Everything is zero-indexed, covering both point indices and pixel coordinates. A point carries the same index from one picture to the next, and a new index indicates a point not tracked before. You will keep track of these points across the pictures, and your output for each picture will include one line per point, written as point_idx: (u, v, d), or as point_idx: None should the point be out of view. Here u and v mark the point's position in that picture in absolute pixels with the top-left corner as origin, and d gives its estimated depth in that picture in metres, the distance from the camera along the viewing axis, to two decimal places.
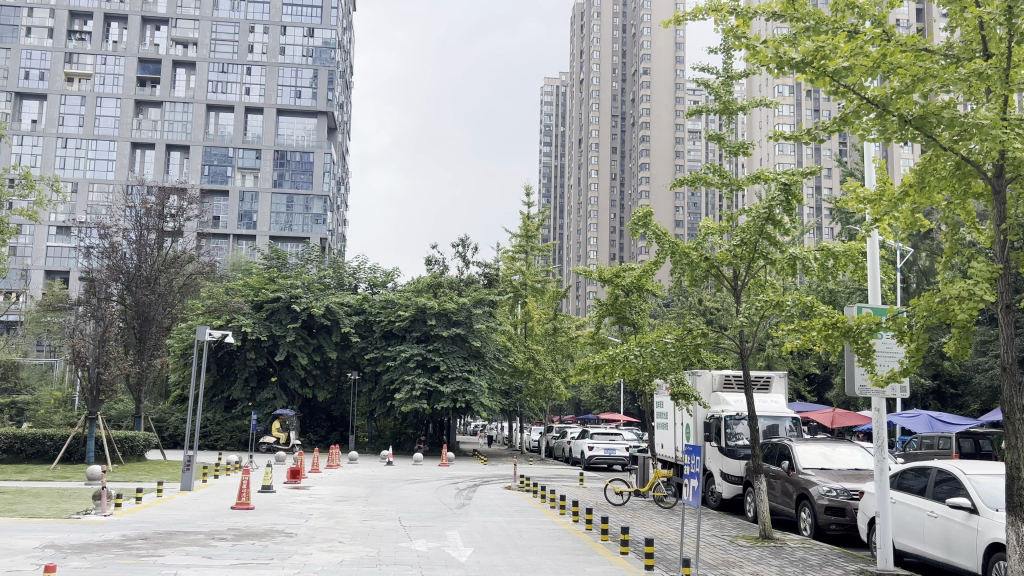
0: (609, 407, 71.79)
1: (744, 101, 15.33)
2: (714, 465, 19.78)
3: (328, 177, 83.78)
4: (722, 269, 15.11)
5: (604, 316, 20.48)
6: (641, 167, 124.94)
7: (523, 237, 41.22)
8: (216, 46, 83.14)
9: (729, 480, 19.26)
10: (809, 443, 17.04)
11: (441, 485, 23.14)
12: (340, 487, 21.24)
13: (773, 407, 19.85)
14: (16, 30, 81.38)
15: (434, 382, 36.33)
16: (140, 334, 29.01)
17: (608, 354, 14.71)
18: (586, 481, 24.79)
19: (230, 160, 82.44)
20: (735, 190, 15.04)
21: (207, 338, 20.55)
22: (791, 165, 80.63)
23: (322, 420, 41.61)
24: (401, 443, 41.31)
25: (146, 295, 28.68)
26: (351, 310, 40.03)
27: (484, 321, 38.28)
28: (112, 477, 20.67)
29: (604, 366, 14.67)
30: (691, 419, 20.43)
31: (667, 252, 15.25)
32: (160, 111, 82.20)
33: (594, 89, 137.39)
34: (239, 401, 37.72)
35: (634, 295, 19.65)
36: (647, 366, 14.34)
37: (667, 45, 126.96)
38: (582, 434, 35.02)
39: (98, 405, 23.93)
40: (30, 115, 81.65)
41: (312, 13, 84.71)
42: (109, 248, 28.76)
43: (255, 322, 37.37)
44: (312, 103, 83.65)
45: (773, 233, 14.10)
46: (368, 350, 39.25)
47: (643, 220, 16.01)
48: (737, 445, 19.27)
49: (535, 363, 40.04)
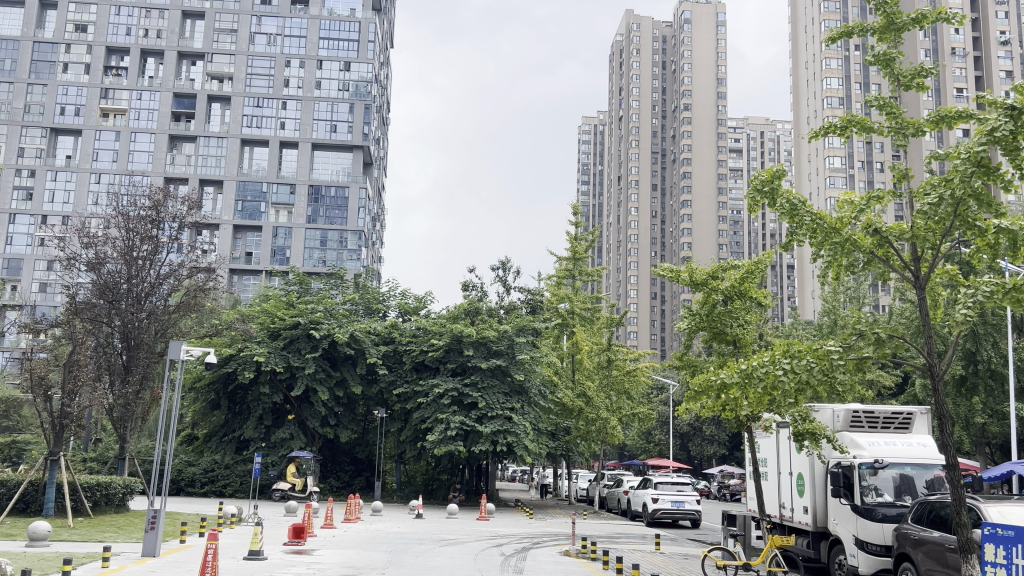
0: (657, 453, 66.79)
1: (921, 12, 10.74)
2: (846, 529, 14.86)
3: (364, 213, 80.58)
4: (894, 248, 10.44)
5: (696, 334, 15.51)
6: (683, 204, 120.43)
7: (570, 259, 36.92)
8: (252, 80, 81.10)
9: (866, 551, 14.33)
10: (1000, 505, 12.16)
11: (481, 548, 18.40)
12: (350, 551, 16.58)
13: (919, 454, 14.98)
14: (53, 66, 79.95)
15: (472, 421, 31.71)
16: (126, 362, 24.61)
17: (739, 369, 9.69)
18: (663, 545, 19.96)
19: (264, 196, 79.57)
20: (912, 138, 10.43)
21: (185, 357, 16.18)
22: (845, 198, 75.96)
23: (345, 464, 37.02)
24: (434, 491, 36.82)
25: (132, 315, 24.31)
26: (378, 339, 35.74)
27: (529, 351, 33.84)
28: (66, 536, 16.32)
29: (732, 388, 9.66)
30: (809, 471, 16.03)
31: (806, 233, 10.76)
32: (195, 146, 80.02)
33: (634, 125, 133.25)
34: (252, 442, 33.58)
35: (735, 305, 15.12)
36: (795, 389, 9.36)
37: (709, 79, 123.37)
38: (644, 482, 30.03)
39: (63, 443, 19.80)
40: (64, 151, 79.67)
41: (349, 47, 82.38)
42: (92, 261, 24.22)
43: (271, 351, 33.32)
44: (347, 137, 80.73)
45: (985, 191, 9.39)
46: (397, 384, 34.79)
47: (771, 185, 11.39)
48: (876, 505, 14.42)
49: (588, 401, 35.13)
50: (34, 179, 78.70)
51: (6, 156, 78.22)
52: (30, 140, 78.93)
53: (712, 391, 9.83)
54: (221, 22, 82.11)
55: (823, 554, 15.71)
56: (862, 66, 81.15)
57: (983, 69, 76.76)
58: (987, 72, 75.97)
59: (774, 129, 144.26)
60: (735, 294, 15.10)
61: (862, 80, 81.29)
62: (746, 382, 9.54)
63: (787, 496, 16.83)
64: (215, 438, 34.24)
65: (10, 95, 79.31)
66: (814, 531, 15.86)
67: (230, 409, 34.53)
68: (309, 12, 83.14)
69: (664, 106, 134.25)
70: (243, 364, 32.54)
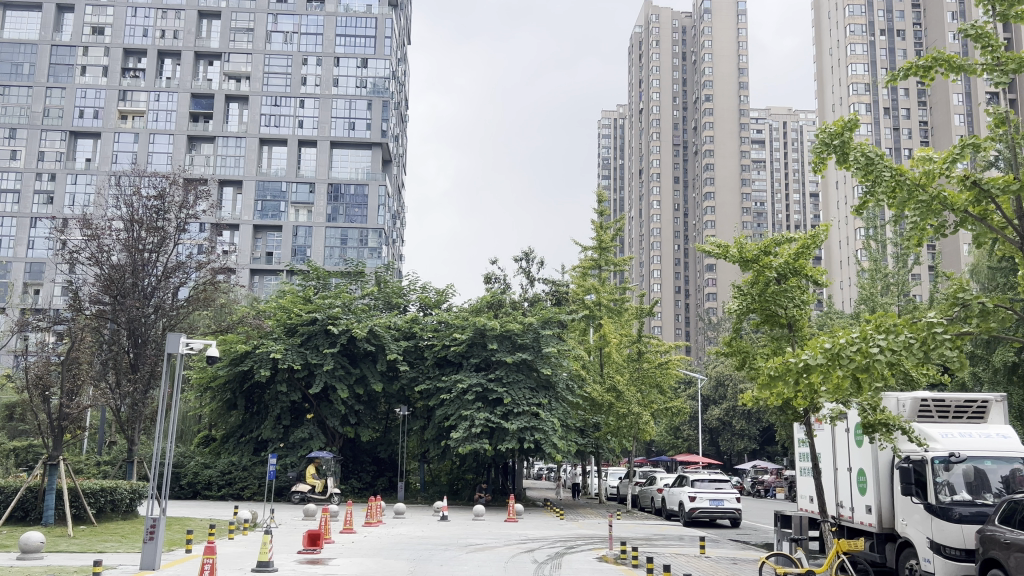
0: (685, 448, 65.28)
1: None
2: (920, 530, 13.23)
3: (384, 211, 79.50)
4: (998, 203, 9.09)
5: (746, 317, 13.99)
6: (706, 196, 118.30)
7: (597, 249, 35.21)
8: (269, 79, 80.26)
9: (943, 555, 12.67)
10: None
11: (511, 554, 16.99)
12: (369, 560, 15.20)
13: (999, 446, 13.29)
14: (71, 69, 79.53)
15: (497, 418, 30.37)
16: (133, 359, 23.46)
17: (825, 349, 8.52)
18: (708, 548, 18.49)
19: (283, 195, 78.69)
20: (1013, 75, 9.15)
21: (185, 351, 14.97)
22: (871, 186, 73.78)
23: (367, 465, 35.76)
24: (459, 491, 35.54)
25: (138, 309, 23.15)
26: (398, 334, 34.44)
27: (556, 344, 32.39)
28: (64, 546, 15.18)
29: (821, 369, 8.47)
30: (871, 466, 14.47)
31: (886, 195, 9.39)
32: (213, 146, 79.29)
33: (655, 117, 131.12)
34: (270, 443, 32.49)
35: (790, 284, 13.62)
36: (889, 370, 8.21)
37: (730, 69, 121.22)
38: (680, 479, 28.47)
39: (63, 447, 18.63)
40: (84, 154, 79.20)
41: (366, 43, 81.25)
42: (97, 251, 23.29)
43: (288, 348, 32.18)
44: (366, 134, 79.75)
45: None
46: (418, 380, 33.47)
47: (841, 138, 9.92)
48: (953, 504, 12.74)
49: (618, 395, 33.56)
50: (54, 182, 78.46)
51: (26, 160, 77.93)
52: (50, 144, 78.48)
53: (792, 375, 8.69)
54: (237, 21, 81.27)
55: (890, 558, 14.12)
56: (888, 50, 78.71)
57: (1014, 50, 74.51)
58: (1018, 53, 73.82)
59: (797, 119, 141.40)
60: (789, 271, 13.57)
61: (888, 65, 79.00)
62: (832, 366, 8.38)
63: (845, 493, 15.34)
64: (232, 439, 33.22)
65: (29, 99, 78.90)
66: (879, 532, 14.28)
67: (248, 409, 33.55)
68: (325, 9, 82.03)
69: (684, 97, 132.06)
70: (259, 362, 31.43)
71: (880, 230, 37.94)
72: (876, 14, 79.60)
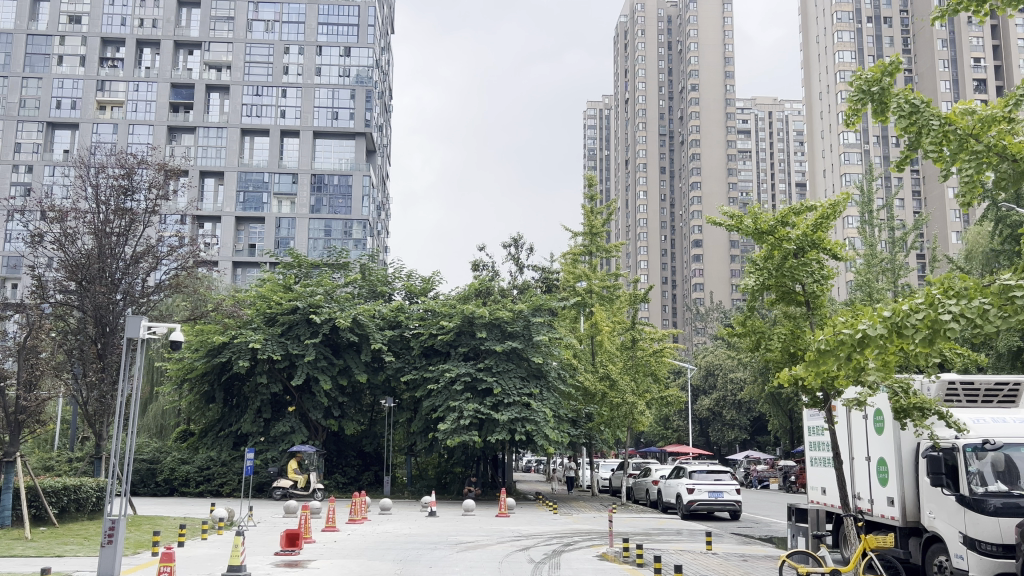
0: (675, 440, 64.44)
1: None
2: (953, 524, 12.06)
3: (368, 201, 78.02)
4: None
5: (762, 294, 12.86)
6: (693, 186, 117.54)
7: (587, 235, 33.84)
8: (250, 68, 78.40)
9: (979, 550, 11.52)
10: None
11: (506, 553, 15.82)
12: (352, 561, 13.98)
13: None
14: (47, 59, 77.20)
15: (486, 409, 29.23)
16: (100, 349, 22.07)
17: (884, 320, 7.64)
18: (715, 543, 17.41)
19: (266, 186, 77.11)
20: None
21: (146, 336, 13.68)
22: (858, 174, 73.11)
23: (352, 459, 34.52)
24: (447, 484, 34.42)
25: (105, 297, 21.73)
26: (383, 323, 33.15)
27: (547, 332, 31.30)
28: (18, 550, 13.88)
29: (881, 341, 7.60)
30: (894, 453, 13.42)
31: (935, 145, 8.48)
32: (194, 137, 77.14)
33: (641, 107, 130.01)
34: (250, 436, 31.27)
35: (808, 257, 12.54)
36: (960, 337, 7.29)
37: (716, 58, 120.08)
38: (677, 471, 27.38)
39: (20, 444, 17.30)
40: (62, 145, 77.43)
41: (348, 31, 79.61)
42: (62, 234, 21.94)
43: (268, 338, 30.90)
44: (349, 124, 78.19)
45: None
46: (405, 370, 32.33)
47: (879, 85, 9.04)
48: (988, 494, 11.57)
49: (611, 384, 32.48)
50: (32, 174, 76.73)
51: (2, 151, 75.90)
52: (27, 136, 76.48)
53: (846, 350, 7.82)
54: (217, 10, 79.61)
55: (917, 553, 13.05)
56: (874, 38, 77.85)
57: (1000, 38, 74.32)
58: (1005, 41, 73.67)
59: (782, 109, 140.73)
60: (807, 244, 12.49)
61: (875, 52, 78.22)
62: (893, 335, 7.53)
63: (865, 484, 14.31)
64: (211, 434, 31.99)
65: (4, 89, 76.50)
66: (903, 526, 13.25)
67: (227, 402, 32.24)
68: None
69: (670, 87, 131.03)
70: (238, 352, 30.14)
71: (875, 215, 37.02)
72: (862, 1, 78.71)
